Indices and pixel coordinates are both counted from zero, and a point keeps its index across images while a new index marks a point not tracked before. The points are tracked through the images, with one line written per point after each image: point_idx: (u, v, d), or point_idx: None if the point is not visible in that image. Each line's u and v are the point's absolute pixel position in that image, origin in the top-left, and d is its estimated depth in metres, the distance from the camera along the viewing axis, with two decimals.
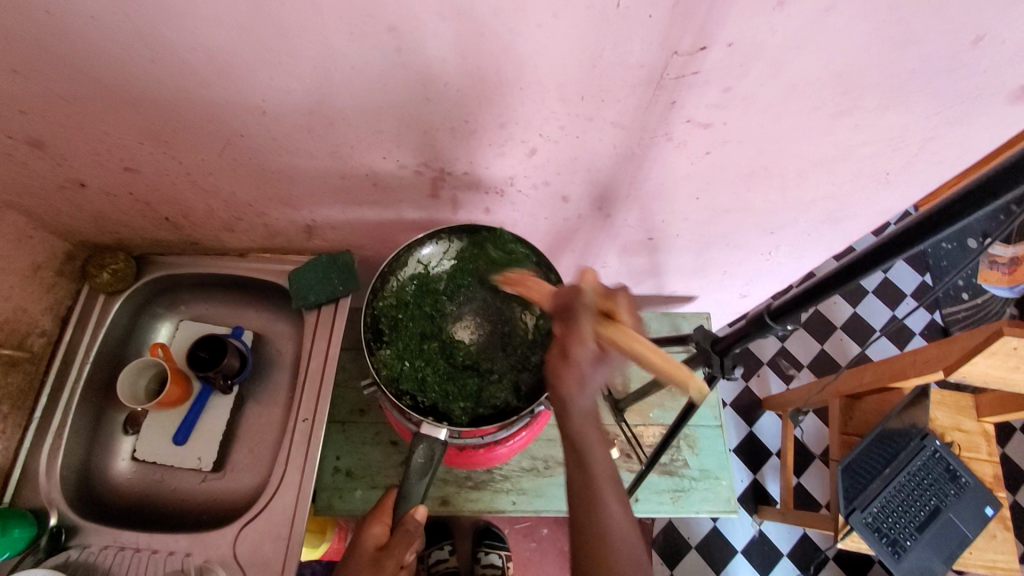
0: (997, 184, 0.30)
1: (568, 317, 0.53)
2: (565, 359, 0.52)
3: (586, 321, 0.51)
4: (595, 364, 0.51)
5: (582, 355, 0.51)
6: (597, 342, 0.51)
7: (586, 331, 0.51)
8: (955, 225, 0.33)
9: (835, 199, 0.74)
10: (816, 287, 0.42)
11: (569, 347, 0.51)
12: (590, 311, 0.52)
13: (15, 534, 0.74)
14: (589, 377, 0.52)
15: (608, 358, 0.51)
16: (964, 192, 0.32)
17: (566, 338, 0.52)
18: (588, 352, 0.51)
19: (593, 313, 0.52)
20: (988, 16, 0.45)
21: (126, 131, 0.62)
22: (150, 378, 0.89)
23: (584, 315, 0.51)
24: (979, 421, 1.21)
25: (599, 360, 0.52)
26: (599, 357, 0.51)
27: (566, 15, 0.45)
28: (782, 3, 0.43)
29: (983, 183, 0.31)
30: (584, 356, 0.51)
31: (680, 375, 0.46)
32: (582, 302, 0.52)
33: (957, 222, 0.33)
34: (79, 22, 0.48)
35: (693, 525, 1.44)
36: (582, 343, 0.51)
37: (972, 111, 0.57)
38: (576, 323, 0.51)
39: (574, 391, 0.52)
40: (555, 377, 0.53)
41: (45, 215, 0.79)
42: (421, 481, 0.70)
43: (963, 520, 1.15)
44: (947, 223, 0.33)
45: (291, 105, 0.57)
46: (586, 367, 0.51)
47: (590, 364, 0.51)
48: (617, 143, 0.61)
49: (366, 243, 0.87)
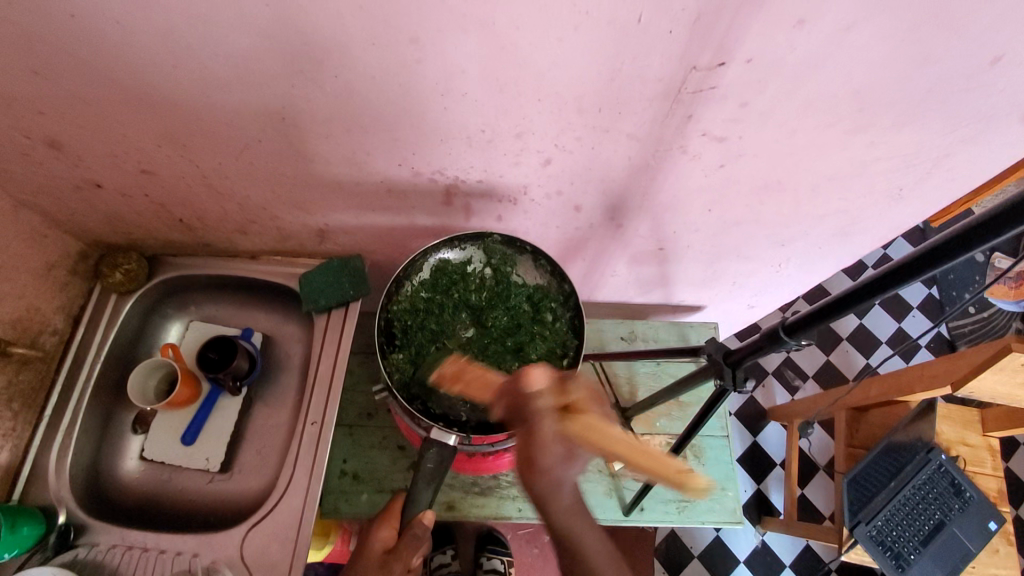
0: (1014, 214, 0.31)
1: (529, 420, 0.53)
2: (534, 467, 0.52)
3: (549, 422, 0.52)
4: (564, 461, 0.53)
5: (551, 459, 0.52)
6: (562, 441, 0.53)
7: (550, 434, 0.52)
8: (970, 253, 0.34)
9: (847, 213, 0.74)
10: (829, 306, 0.42)
11: (536, 457, 0.52)
12: (549, 413, 0.53)
13: (24, 532, 0.74)
14: (563, 473, 0.54)
15: (575, 451, 0.53)
16: (982, 218, 0.32)
17: (530, 443, 0.52)
18: (557, 453, 0.52)
19: (554, 414, 0.53)
20: (1006, 37, 0.46)
21: (146, 133, 0.63)
22: (159, 378, 0.90)
23: (544, 421, 0.52)
24: (985, 435, 1.21)
25: (568, 458, 0.53)
26: (568, 454, 0.53)
27: (587, 29, 0.46)
28: (801, 21, 0.44)
29: (1000, 212, 0.31)
30: (553, 460, 0.52)
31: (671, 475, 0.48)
32: (539, 408, 0.53)
33: (972, 249, 0.33)
34: (105, 28, 0.49)
35: (695, 534, 1.44)
36: (548, 450, 0.52)
37: (987, 129, 0.57)
38: (539, 431, 0.52)
39: (552, 489, 0.54)
40: (529, 484, 0.54)
41: (60, 214, 0.79)
42: (428, 488, 0.71)
43: (967, 534, 1.15)
44: (962, 250, 0.34)
45: (310, 113, 0.58)
46: (559, 463, 0.53)
47: (561, 462, 0.53)
48: (632, 154, 0.62)
49: (377, 247, 0.88)
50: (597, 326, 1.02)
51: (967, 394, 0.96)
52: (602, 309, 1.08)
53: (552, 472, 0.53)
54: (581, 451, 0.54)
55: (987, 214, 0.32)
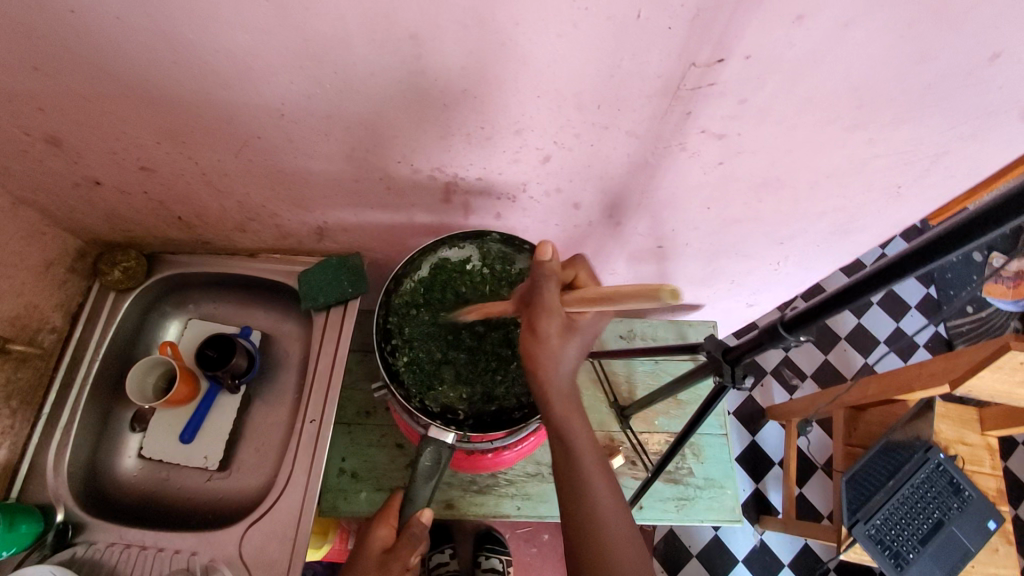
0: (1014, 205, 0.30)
1: (536, 288, 0.55)
2: (535, 334, 0.54)
3: (554, 293, 0.54)
4: (563, 334, 0.54)
5: (551, 327, 0.54)
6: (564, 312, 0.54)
7: (554, 304, 0.54)
8: (970, 245, 0.33)
9: (845, 211, 0.74)
10: (828, 299, 0.42)
11: (538, 322, 0.54)
12: (555, 281, 0.54)
13: (23, 530, 0.74)
14: (561, 349, 0.55)
15: (575, 325, 0.55)
16: (981, 211, 0.32)
17: (536, 314, 0.54)
18: (556, 327, 0.54)
19: (560, 283, 0.55)
20: (1004, 33, 0.46)
21: (145, 130, 0.63)
22: (158, 376, 0.90)
23: (550, 285, 0.54)
24: (983, 434, 1.21)
25: (567, 332, 0.55)
26: (567, 328, 0.55)
27: (587, 25, 0.46)
28: (801, 17, 0.44)
29: (1000, 204, 0.31)
30: (552, 328, 0.54)
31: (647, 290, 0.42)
32: (548, 271, 0.54)
33: (972, 241, 0.33)
34: (105, 24, 0.48)
35: (694, 533, 1.44)
36: (550, 317, 0.53)
37: (985, 126, 0.57)
38: (544, 297, 0.54)
39: (552, 370, 0.55)
40: (533, 360, 0.55)
41: (59, 211, 0.79)
42: (426, 485, 0.71)
43: (967, 534, 1.15)
44: (963, 241, 0.33)
45: (310, 109, 0.58)
46: (556, 339, 0.54)
47: (559, 335, 0.54)
48: (631, 151, 0.62)
49: (376, 245, 0.87)
50: None
51: (966, 393, 0.96)
52: None
53: (552, 343, 0.54)
54: (581, 324, 0.55)
55: (988, 207, 0.32)
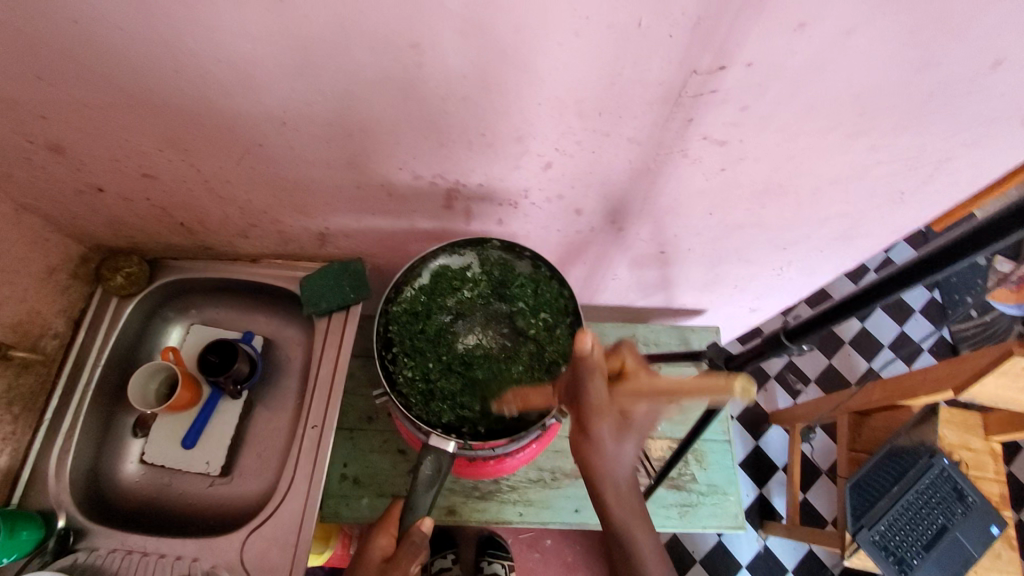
0: (1016, 218, 0.31)
1: (579, 387, 0.55)
2: (588, 437, 0.55)
3: (600, 388, 0.54)
4: (617, 435, 0.55)
5: (604, 429, 0.55)
6: (615, 407, 0.55)
7: (602, 400, 0.54)
8: (979, 254, 0.33)
9: (848, 216, 0.74)
10: (832, 310, 0.42)
11: (590, 424, 0.55)
12: (601, 375, 0.55)
13: (23, 537, 0.74)
14: (618, 450, 0.56)
15: (628, 422, 0.55)
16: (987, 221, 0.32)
17: (588, 413, 0.55)
18: (609, 427, 0.55)
19: (605, 374, 0.55)
20: (1007, 40, 0.45)
21: (146, 137, 0.63)
22: (161, 382, 0.90)
23: (596, 380, 0.54)
24: (986, 440, 1.21)
25: (620, 429, 0.55)
26: (620, 426, 0.55)
27: (588, 33, 0.46)
28: (802, 25, 0.44)
29: (1002, 217, 0.31)
30: (606, 431, 0.55)
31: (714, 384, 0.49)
32: (591, 366, 0.54)
33: (981, 251, 0.33)
34: (106, 32, 0.49)
35: (698, 539, 1.43)
36: (603, 416, 0.54)
37: (989, 133, 0.57)
38: (591, 394, 0.54)
39: (609, 467, 0.56)
40: (584, 457, 0.57)
41: (61, 218, 0.79)
42: (427, 493, 0.70)
43: (970, 539, 1.14)
44: (973, 250, 0.33)
45: (311, 117, 0.58)
46: (611, 440, 0.55)
47: (614, 436, 0.55)
48: (633, 158, 0.62)
49: (378, 250, 0.87)
50: (599, 330, 1.01)
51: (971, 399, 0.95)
52: (603, 313, 1.08)
53: (605, 447, 0.55)
54: (635, 422, 0.55)
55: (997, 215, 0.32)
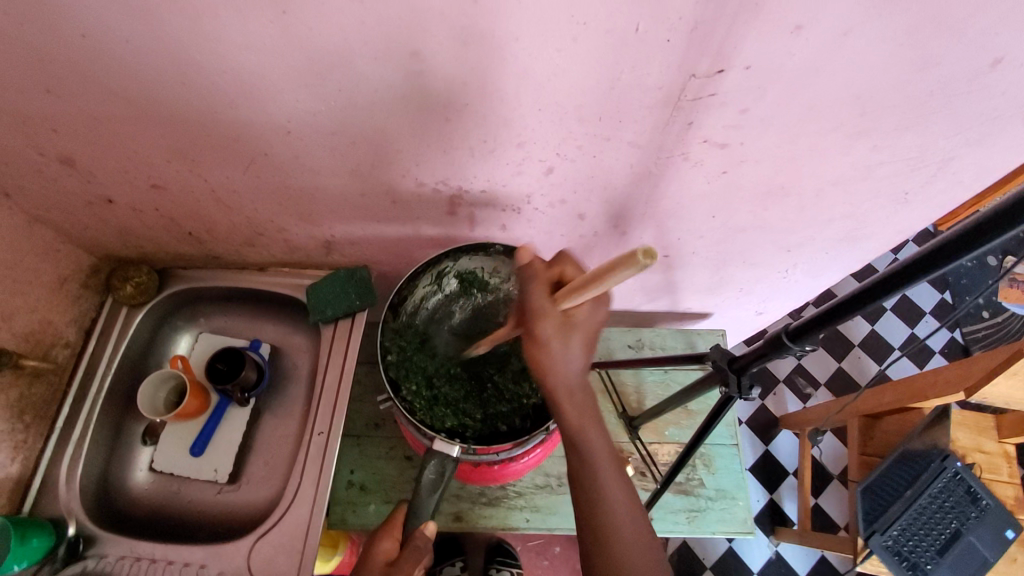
0: (1013, 213, 0.31)
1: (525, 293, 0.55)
2: (537, 339, 0.53)
3: (543, 295, 0.54)
4: (562, 332, 0.53)
5: (548, 328, 0.53)
6: (556, 309, 0.53)
7: (545, 306, 0.53)
8: (983, 246, 0.33)
9: (854, 217, 0.73)
10: (833, 309, 0.42)
11: (535, 325, 0.53)
12: (544, 282, 0.55)
13: (34, 544, 0.75)
14: (564, 347, 0.53)
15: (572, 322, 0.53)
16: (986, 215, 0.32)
17: (531, 319, 0.54)
18: (553, 327, 0.53)
19: (548, 284, 0.55)
20: (1006, 38, 0.45)
21: (155, 149, 0.64)
22: (170, 390, 0.91)
23: (539, 286, 0.54)
24: (1000, 442, 1.18)
25: (567, 330, 0.53)
26: (565, 325, 0.53)
27: (585, 39, 0.46)
28: (799, 27, 0.44)
29: (998, 213, 0.31)
30: (549, 330, 0.53)
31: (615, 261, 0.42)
32: (531, 275, 0.55)
33: (984, 244, 0.32)
34: (114, 47, 0.50)
35: (708, 545, 1.41)
36: (544, 316, 0.53)
37: (992, 131, 0.57)
38: (534, 298, 0.54)
39: (557, 370, 0.54)
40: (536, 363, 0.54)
41: (73, 229, 0.81)
42: (431, 498, 0.72)
43: (984, 543, 1.12)
44: (985, 239, 0.32)
45: (315, 126, 0.59)
46: (557, 337, 0.53)
47: (559, 335, 0.53)
48: (634, 161, 0.62)
49: (383, 257, 0.88)
50: (604, 335, 1.01)
51: (981, 401, 0.94)
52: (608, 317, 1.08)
53: (552, 346, 0.53)
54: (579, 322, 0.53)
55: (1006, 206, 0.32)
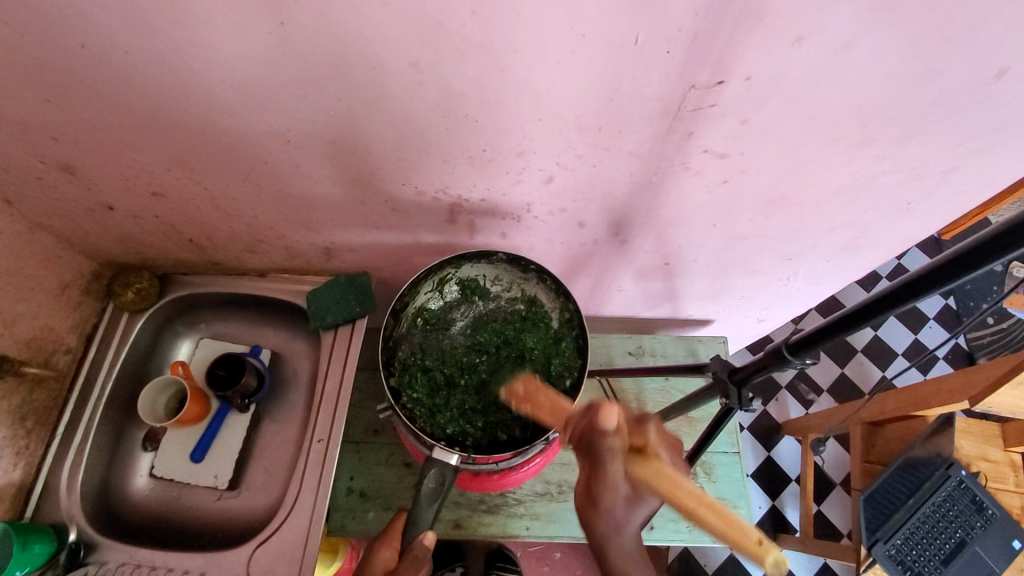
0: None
1: (595, 458, 0.52)
2: (596, 507, 0.54)
3: (617, 470, 0.51)
4: (627, 506, 0.53)
5: (613, 500, 0.53)
6: (629, 484, 0.52)
7: (616, 480, 0.51)
8: (997, 261, 0.32)
9: (856, 226, 0.73)
10: (839, 322, 0.41)
11: (598, 494, 0.53)
12: (620, 457, 0.51)
13: (36, 550, 0.75)
14: (625, 517, 0.54)
15: (638, 496, 0.52)
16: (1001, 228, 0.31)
17: (599, 485, 0.52)
18: (619, 498, 0.53)
19: (623, 456, 0.52)
20: (1011, 48, 0.45)
21: (155, 157, 0.64)
22: (170, 396, 0.91)
23: (615, 462, 0.51)
24: (1006, 451, 1.16)
25: (631, 501, 0.53)
26: (630, 499, 0.53)
27: (584, 51, 0.46)
28: (800, 39, 0.44)
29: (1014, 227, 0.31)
30: (615, 502, 0.53)
31: (747, 543, 0.44)
32: (607, 446, 0.51)
33: (997, 259, 0.32)
34: (114, 57, 0.50)
35: (709, 552, 1.41)
36: (613, 490, 0.52)
37: (996, 141, 0.56)
38: (607, 472, 0.51)
39: (609, 532, 0.56)
40: (594, 524, 0.56)
41: (74, 236, 0.81)
42: (430, 508, 0.69)
43: (991, 554, 1.11)
44: (987, 259, 0.32)
45: (315, 135, 0.58)
46: (620, 510, 0.53)
47: (624, 506, 0.53)
48: (634, 171, 0.61)
49: (383, 264, 0.88)
50: (604, 342, 1.00)
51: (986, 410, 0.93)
52: (610, 324, 1.07)
53: (613, 515, 0.54)
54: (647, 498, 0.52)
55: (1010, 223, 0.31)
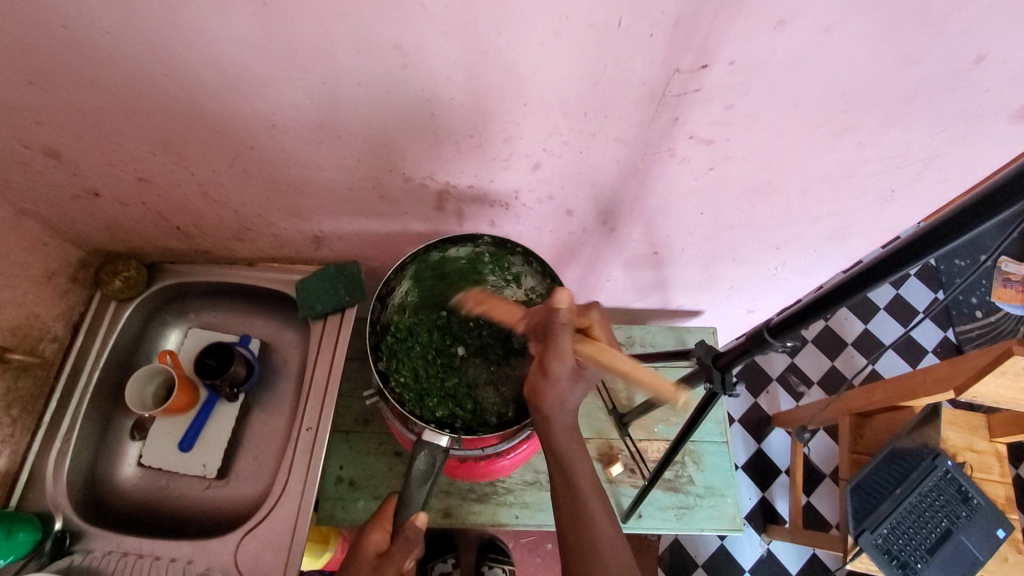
0: (1003, 196, 0.30)
1: (550, 334, 0.52)
2: (547, 374, 0.54)
3: (567, 339, 0.52)
4: (572, 378, 0.55)
5: (561, 370, 0.54)
6: (574, 360, 0.53)
7: (566, 350, 0.52)
8: (971, 233, 0.33)
9: (841, 215, 0.73)
10: (818, 300, 0.42)
11: (548, 364, 0.53)
12: (569, 329, 0.52)
13: (20, 538, 0.74)
14: (568, 389, 0.56)
15: (582, 371, 0.55)
16: (975, 199, 0.32)
17: (546, 360, 0.53)
18: (565, 369, 0.54)
19: (574, 331, 0.52)
20: (989, 35, 0.45)
21: (140, 142, 0.64)
22: (158, 385, 0.90)
23: (565, 334, 0.51)
24: (991, 441, 1.18)
25: (575, 374, 0.55)
26: (574, 371, 0.55)
27: (569, 34, 0.46)
28: (781, 23, 0.44)
29: (986, 197, 0.31)
30: (562, 371, 0.54)
31: (656, 386, 0.45)
32: (561, 322, 0.51)
33: (970, 232, 0.32)
34: (96, 38, 0.49)
35: (700, 543, 1.42)
36: (561, 363, 0.53)
37: (978, 129, 0.57)
38: (557, 343, 0.52)
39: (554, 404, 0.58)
40: (540, 396, 0.57)
41: (59, 223, 0.80)
42: (421, 490, 0.70)
43: (974, 542, 1.13)
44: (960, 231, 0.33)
45: (300, 120, 0.58)
46: (563, 382, 0.55)
47: (568, 377, 0.55)
48: (621, 158, 0.62)
49: (372, 253, 0.88)
50: None
51: (971, 399, 0.94)
52: (600, 314, 1.08)
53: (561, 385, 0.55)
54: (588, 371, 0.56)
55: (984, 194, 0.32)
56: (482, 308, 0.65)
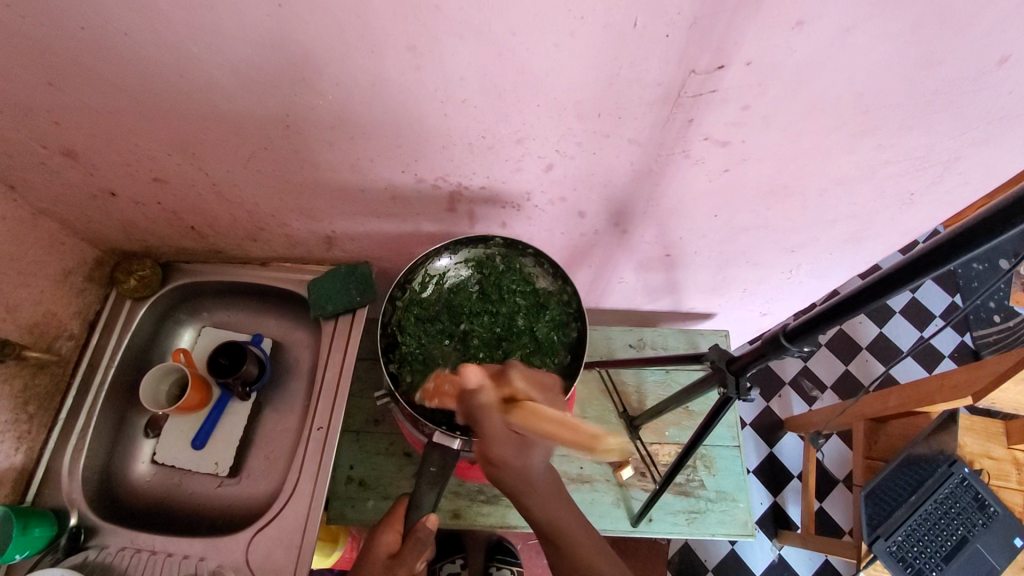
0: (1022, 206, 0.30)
1: (476, 420, 0.60)
2: (493, 460, 0.61)
3: (495, 420, 0.59)
4: (519, 450, 0.61)
5: (503, 452, 0.60)
6: (511, 432, 0.60)
7: (498, 430, 0.59)
8: (990, 243, 0.32)
9: (858, 217, 0.72)
10: (832, 310, 0.41)
11: (490, 450, 0.60)
12: (494, 410, 0.59)
13: (36, 533, 0.76)
14: (524, 460, 0.62)
15: (525, 442, 0.61)
16: (993, 209, 0.31)
17: (485, 443, 0.60)
18: (509, 449, 0.61)
19: (497, 407, 0.59)
20: (1014, 35, 0.44)
21: (157, 143, 0.64)
22: (171, 383, 0.91)
23: (491, 419, 0.59)
24: (1010, 448, 1.13)
25: (522, 447, 0.61)
26: (520, 444, 0.61)
27: (583, 34, 0.46)
28: (800, 23, 0.43)
29: (1004, 207, 0.31)
30: (506, 451, 0.60)
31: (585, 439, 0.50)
32: (482, 403, 0.60)
33: (989, 241, 0.32)
34: (114, 40, 0.50)
35: (710, 547, 1.40)
36: (497, 440, 0.59)
37: (1000, 130, 0.56)
38: (490, 428, 0.59)
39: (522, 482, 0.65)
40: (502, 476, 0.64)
41: (77, 222, 0.82)
42: (431, 491, 0.70)
43: (992, 551, 1.11)
44: (977, 242, 0.32)
45: (314, 121, 0.58)
46: (513, 458, 0.61)
47: (517, 453, 0.61)
48: (634, 159, 0.61)
49: (384, 254, 0.88)
50: (606, 334, 1.00)
51: (989, 405, 0.92)
52: (612, 316, 1.07)
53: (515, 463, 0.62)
54: (533, 441, 0.61)
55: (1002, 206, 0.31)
56: (439, 401, 0.71)
